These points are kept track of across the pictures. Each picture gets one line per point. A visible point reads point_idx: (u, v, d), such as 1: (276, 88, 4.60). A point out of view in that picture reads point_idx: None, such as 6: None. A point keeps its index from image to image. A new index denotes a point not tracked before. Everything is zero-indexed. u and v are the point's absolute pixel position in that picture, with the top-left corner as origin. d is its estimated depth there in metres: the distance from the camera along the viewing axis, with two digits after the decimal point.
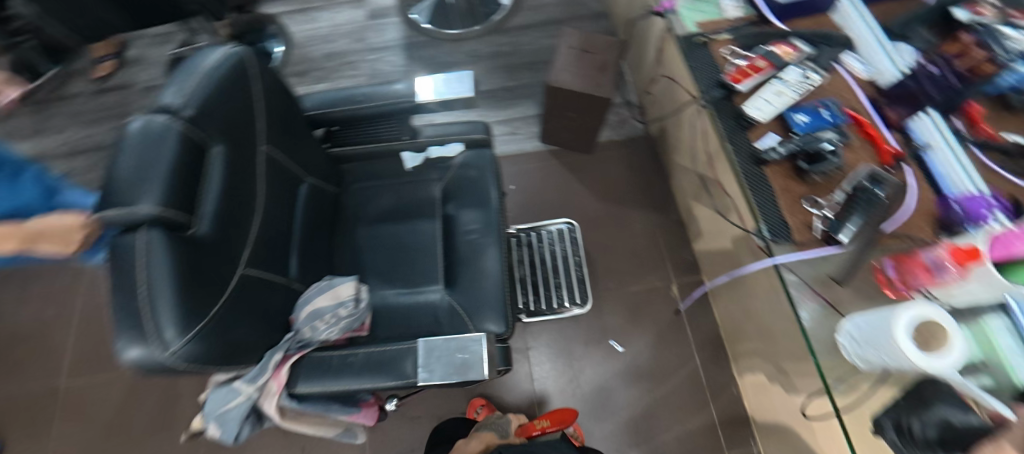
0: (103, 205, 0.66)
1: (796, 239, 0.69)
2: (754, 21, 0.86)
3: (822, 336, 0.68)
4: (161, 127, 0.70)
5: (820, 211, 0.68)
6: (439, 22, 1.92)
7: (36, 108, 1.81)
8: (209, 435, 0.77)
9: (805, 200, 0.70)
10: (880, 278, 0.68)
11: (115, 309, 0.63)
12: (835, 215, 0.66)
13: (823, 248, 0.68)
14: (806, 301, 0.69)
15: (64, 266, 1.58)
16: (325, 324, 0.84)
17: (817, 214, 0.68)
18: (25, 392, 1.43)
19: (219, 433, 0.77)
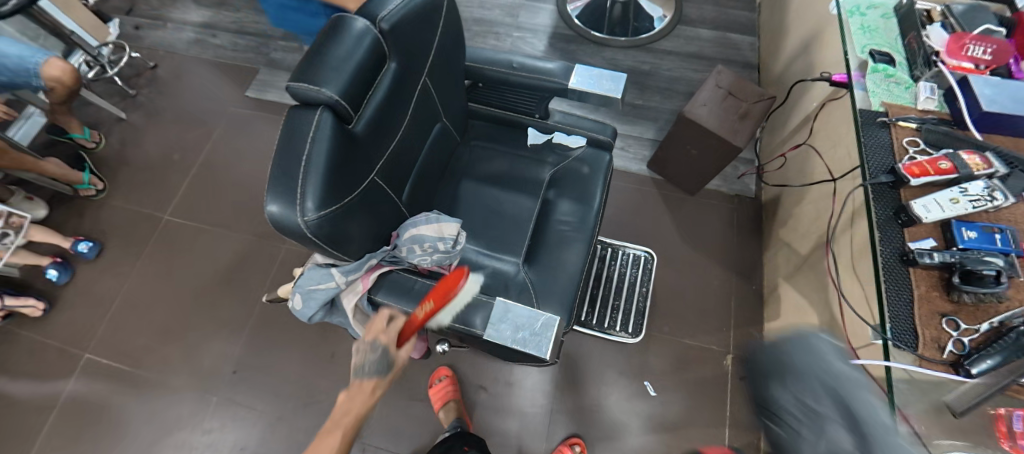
0: (295, 78, 0.74)
1: (921, 352, 0.65)
2: (948, 120, 0.80)
3: None
4: (363, 31, 0.78)
5: (955, 333, 0.65)
6: (591, 23, 1.90)
7: None
8: (290, 305, 0.84)
9: (943, 317, 0.66)
10: (1001, 429, 0.65)
11: (274, 168, 0.71)
12: (970, 343, 0.64)
13: (944, 371, 0.64)
14: (907, 419, 0.64)
15: (190, 120, 1.72)
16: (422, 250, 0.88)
17: (951, 336, 0.65)
18: (129, 214, 1.60)
19: (299, 308, 0.84)
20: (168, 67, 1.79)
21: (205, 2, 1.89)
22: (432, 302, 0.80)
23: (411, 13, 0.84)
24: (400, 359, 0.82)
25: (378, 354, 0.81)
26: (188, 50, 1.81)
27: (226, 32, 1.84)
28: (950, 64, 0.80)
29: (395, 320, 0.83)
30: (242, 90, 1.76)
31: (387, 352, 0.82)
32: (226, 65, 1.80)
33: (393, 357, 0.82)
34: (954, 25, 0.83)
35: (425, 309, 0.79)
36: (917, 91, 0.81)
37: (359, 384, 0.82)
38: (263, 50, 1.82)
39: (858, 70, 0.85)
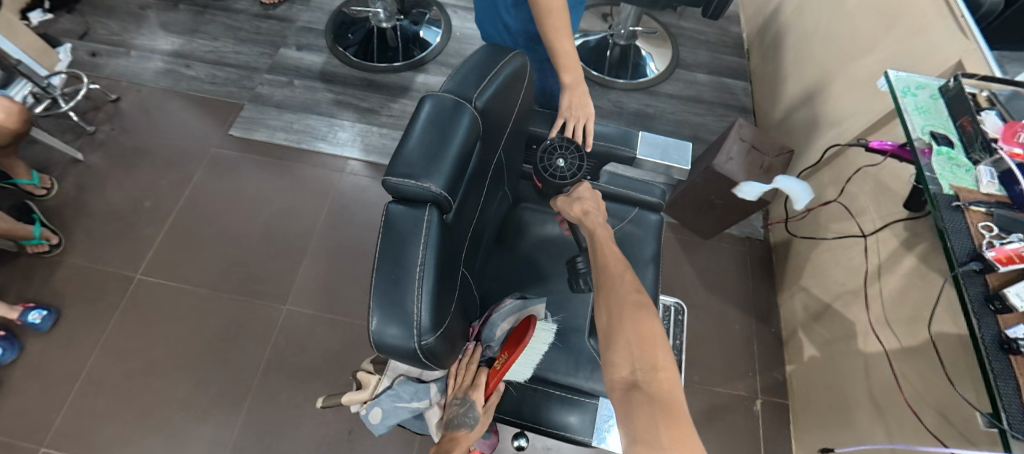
0: (392, 171, 0.68)
1: None
2: (1008, 203, 0.84)
3: None
4: (458, 114, 0.72)
5: None
6: (592, 63, 1.90)
7: (195, 10, 1.78)
8: (368, 422, 0.79)
9: None
10: None
11: (379, 276, 0.63)
12: None
13: None
14: None
15: (165, 162, 1.51)
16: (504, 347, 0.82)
17: None
18: (91, 272, 1.35)
19: (376, 421, 0.80)
20: (133, 101, 1.59)
21: (176, 28, 1.73)
22: (508, 351, 0.75)
23: (499, 90, 0.78)
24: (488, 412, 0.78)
25: (470, 408, 0.77)
26: (157, 81, 1.62)
27: (206, 65, 1.67)
28: (1006, 151, 0.85)
29: (480, 374, 0.79)
30: (224, 128, 1.58)
31: (476, 407, 0.77)
32: (206, 100, 1.61)
33: (480, 411, 0.77)
34: (1003, 112, 0.89)
35: (502, 360, 0.75)
36: (979, 174, 0.86)
37: (450, 438, 0.77)
38: (247, 83, 1.65)
39: (923, 150, 0.91)
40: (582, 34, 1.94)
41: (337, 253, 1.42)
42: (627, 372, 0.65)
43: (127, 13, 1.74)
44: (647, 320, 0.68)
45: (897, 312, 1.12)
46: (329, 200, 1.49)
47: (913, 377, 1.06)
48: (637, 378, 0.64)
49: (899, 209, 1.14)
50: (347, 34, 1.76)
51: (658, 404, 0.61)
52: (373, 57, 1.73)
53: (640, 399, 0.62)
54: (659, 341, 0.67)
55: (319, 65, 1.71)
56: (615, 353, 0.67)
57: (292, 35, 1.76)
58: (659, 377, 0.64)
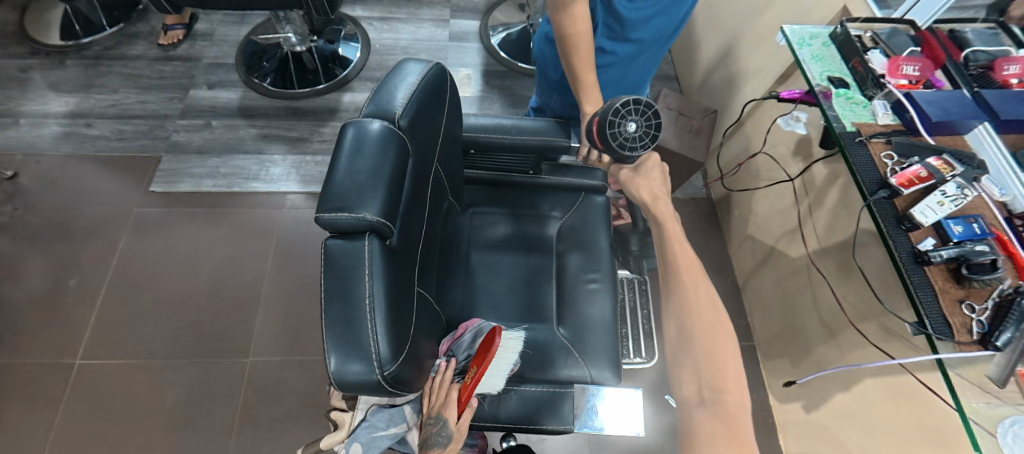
0: (324, 206, 0.67)
1: (958, 338, 0.75)
2: (903, 130, 0.92)
3: (985, 414, 0.75)
4: (382, 139, 0.72)
5: (976, 315, 0.76)
6: (517, 55, 1.84)
7: (86, 64, 1.64)
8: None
9: (963, 304, 0.77)
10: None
11: (330, 315, 0.63)
12: (990, 321, 0.75)
13: (978, 350, 0.75)
14: (973, 397, 0.75)
15: (85, 232, 1.40)
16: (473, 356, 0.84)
17: (973, 318, 0.76)
18: (22, 366, 1.24)
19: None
20: (34, 173, 1.46)
21: (67, 87, 1.59)
22: (478, 363, 0.76)
23: (421, 105, 0.78)
24: (461, 428, 0.78)
25: (443, 426, 0.78)
26: (57, 147, 1.50)
27: (111, 121, 1.56)
28: (894, 84, 0.94)
29: (452, 388, 0.80)
30: (144, 186, 1.48)
31: (450, 424, 0.78)
32: (118, 159, 1.51)
33: (454, 427, 0.78)
34: (886, 49, 0.99)
35: (472, 374, 0.76)
36: (874, 108, 0.95)
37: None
38: (161, 133, 1.56)
39: (823, 93, 0.98)
40: (502, 28, 1.88)
41: (295, 291, 1.38)
42: (694, 389, 0.71)
43: (6, 79, 1.59)
44: (716, 330, 0.74)
45: (831, 244, 1.21)
46: (274, 239, 1.44)
47: (854, 300, 1.15)
48: (706, 396, 0.70)
49: (818, 150, 1.24)
50: (260, 63, 1.69)
51: (725, 414, 0.68)
52: (293, 83, 1.67)
53: (709, 417, 0.68)
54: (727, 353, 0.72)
55: (236, 101, 1.64)
56: (682, 370, 0.73)
57: (200, 74, 1.67)
58: (727, 398, 0.69)
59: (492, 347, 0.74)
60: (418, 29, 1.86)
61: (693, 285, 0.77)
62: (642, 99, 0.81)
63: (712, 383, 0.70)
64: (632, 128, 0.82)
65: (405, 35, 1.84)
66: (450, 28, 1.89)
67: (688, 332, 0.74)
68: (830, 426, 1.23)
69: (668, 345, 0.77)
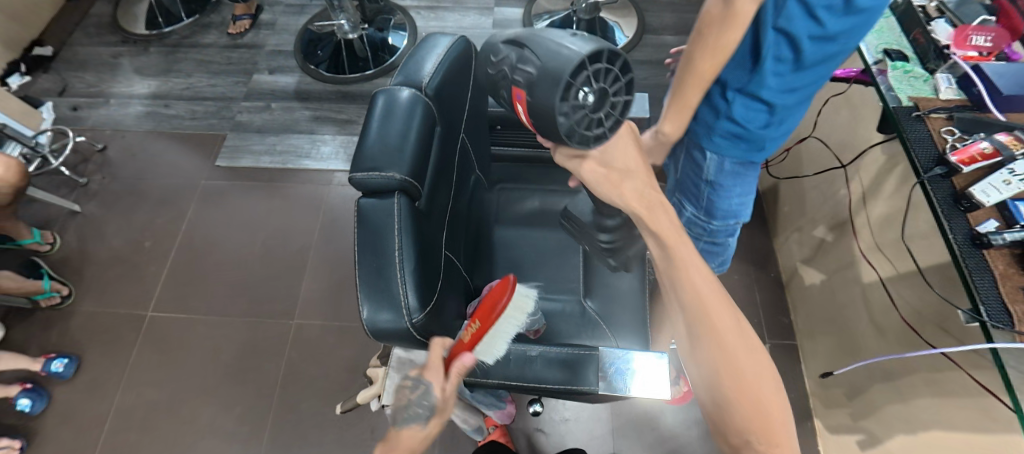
0: (357, 167, 0.71)
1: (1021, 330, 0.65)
2: (969, 106, 0.83)
3: None
4: (412, 104, 0.75)
5: None
6: None
7: (166, 51, 1.81)
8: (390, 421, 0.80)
9: None
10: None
11: (362, 267, 0.67)
12: None
13: None
14: None
15: (160, 201, 1.55)
16: None
17: None
18: (104, 316, 1.39)
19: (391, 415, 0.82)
20: (121, 147, 1.63)
21: (150, 71, 1.77)
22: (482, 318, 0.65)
23: (450, 74, 0.81)
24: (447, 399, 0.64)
25: (423, 393, 0.64)
26: (140, 125, 1.67)
27: (187, 102, 1.71)
28: (960, 55, 0.86)
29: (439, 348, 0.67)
30: (211, 161, 1.61)
31: (432, 392, 0.64)
32: (190, 136, 1.65)
33: (437, 398, 0.64)
34: (953, 19, 0.91)
35: (474, 328, 0.65)
36: (936, 82, 0.86)
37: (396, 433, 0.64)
38: (227, 113, 1.69)
39: (880, 69, 0.90)
40: (546, 16, 1.89)
41: (337, 263, 1.45)
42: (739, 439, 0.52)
43: (101, 64, 1.78)
44: (758, 363, 0.53)
45: (885, 235, 1.13)
46: (321, 213, 1.53)
47: (911, 294, 1.06)
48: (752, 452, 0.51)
49: (874, 134, 1.15)
50: (316, 51, 1.79)
51: None
52: (344, 69, 1.76)
53: None
54: (769, 385, 0.53)
55: (293, 85, 1.75)
56: (717, 417, 0.53)
57: (262, 60, 1.79)
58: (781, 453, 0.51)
59: (508, 291, 0.64)
60: (463, 18, 1.91)
61: (717, 305, 0.55)
62: (624, 57, 0.49)
63: (762, 434, 0.51)
64: (587, 99, 0.48)
65: (452, 23, 1.89)
66: (494, 16, 1.92)
67: (717, 368, 0.53)
68: (870, 424, 1.16)
69: (695, 386, 0.56)
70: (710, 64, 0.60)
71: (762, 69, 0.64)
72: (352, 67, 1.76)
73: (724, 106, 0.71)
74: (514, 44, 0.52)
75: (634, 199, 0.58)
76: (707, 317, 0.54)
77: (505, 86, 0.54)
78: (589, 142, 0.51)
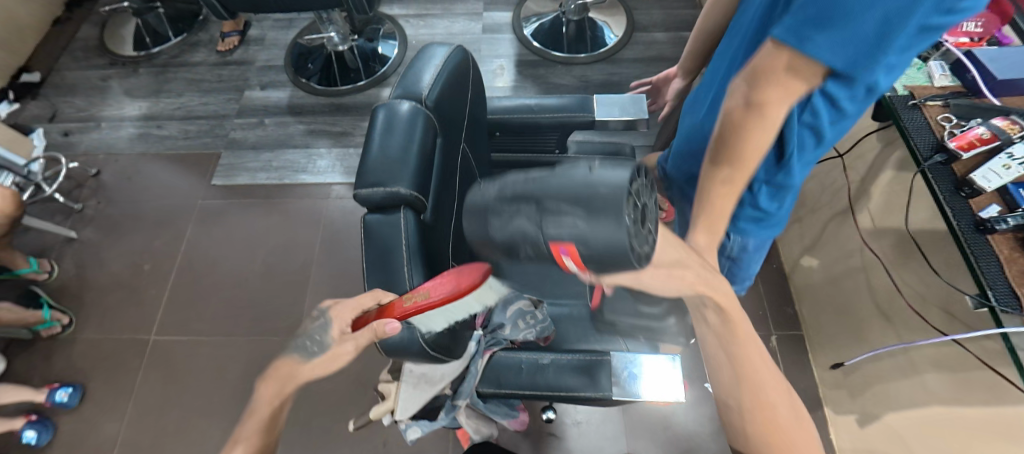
0: (361, 182, 0.70)
1: None
2: (964, 92, 0.83)
3: None
4: (412, 116, 0.74)
5: None
6: (550, 45, 1.84)
7: (155, 71, 1.80)
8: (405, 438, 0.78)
9: None
10: None
11: (371, 283, 0.67)
12: None
13: None
14: None
15: (157, 223, 1.54)
16: (524, 324, 0.82)
17: None
18: (106, 342, 1.37)
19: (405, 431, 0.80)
20: (115, 170, 1.62)
21: (140, 93, 1.75)
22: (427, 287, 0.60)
23: (449, 84, 0.80)
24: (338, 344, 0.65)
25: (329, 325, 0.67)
26: (132, 147, 1.65)
27: (179, 122, 1.70)
28: (953, 42, 0.86)
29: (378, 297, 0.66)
30: (207, 180, 1.60)
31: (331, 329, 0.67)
32: (185, 156, 1.64)
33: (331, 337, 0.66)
34: None
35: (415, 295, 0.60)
36: (930, 70, 0.86)
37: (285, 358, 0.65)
38: (220, 131, 1.68)
39: None
40: (535, 18, 1.89)
41: (339, 276, 1.45)
42: None
43: (90, 88, 1.77)
44: (782, 391, 0.55)
45: (886, 222, 1.14)
46: (321, 227, 1.52)
47: (915, 280, 1.06)
48: None
49: (870, 122, 1.16)
50: (307, 64, 1.79)
51: None
52: (336, 81, 1.76)
53: None
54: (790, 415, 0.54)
55: (285, 100, 1.74)
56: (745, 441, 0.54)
57: (253, 76, 1.78)
58: None
59: (466, 283, 0.55)
60: (452, 24, 1.91)
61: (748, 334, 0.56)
62: (645, 169, 0.47)
63: None
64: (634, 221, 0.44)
65: (441, 30, 1.89)
66: (484, 22, 1.92)
67: (748, 392, 0.54)
68: (879, 410, 1.17)
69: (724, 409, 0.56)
70: (744, 163, 0.57)
71: (789, 163, 0.62)
72: (344, 78, 1.76)
73: (748, 195, 0.70)
74: (522, 197, 0.47)
75: (691, 284, 0.53)
76: (736, 319, 0.55)
77: (528, 245, 0.47)
78: (648, 258, 0.46)
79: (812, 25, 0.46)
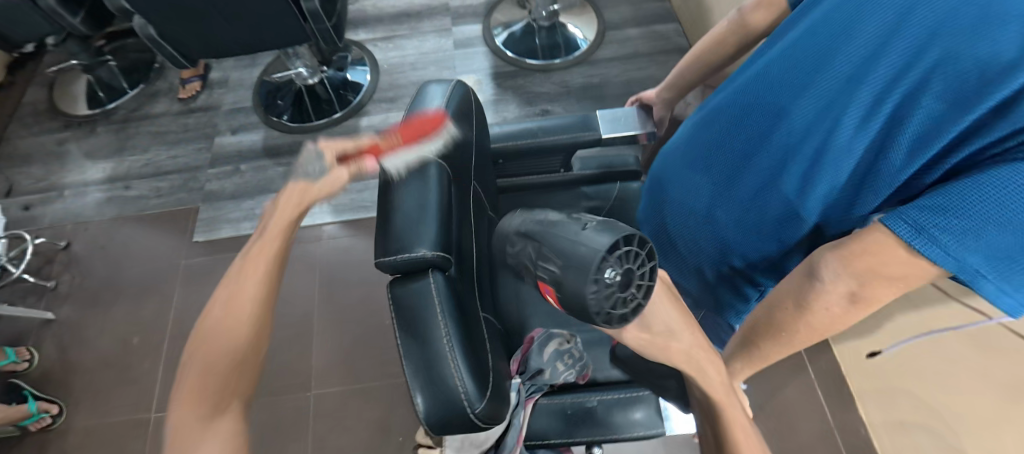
0: (383, 250, 0.69)
1: None
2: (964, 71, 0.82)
3: None
4: (425, 170, 0.72)
5: None
6: (524, 53, 1.81)
7: (115, 128, 1.69)
8: None
9: None
10: None
11: (410, 359, 0.63)
12: None
13: None
14: None
15: (140, 291, 1.45)
16: (564, 365, 0.81)
17: None
18: (104, 427, 1.28)
19: None
20: (86, 240, 1.51)
21: (102, 153, 1.65)
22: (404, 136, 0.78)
23: (456, 128, 0.78)
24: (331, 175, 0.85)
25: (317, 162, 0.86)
26: (102, 213, 1.55)
27: (149, 180, 1.60)
28: None
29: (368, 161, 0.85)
30: (188, 238, 1.52)
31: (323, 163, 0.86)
32: (160, 215, 1.55)
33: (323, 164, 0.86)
34: None
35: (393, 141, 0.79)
36: None
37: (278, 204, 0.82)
38: (195, 184, 1.59)
39: None
40: (505, 27, 1.85)
41: (345, 322, 1.39)
42: None
43: (46, 155, 1.65)
44: None
45: None
46: (317, 273, 1.46)
47: None
48: None
49: None
50: (276, 101, 1.71)
51: None
52: (311, 116, 1.69)
53: None
54: None
55: (259, 142, 1.66)
56: None
57: (222, 121, 1.70)
58: None
59: (435, 124, 0.76)
60: (422, 43, 1.85)
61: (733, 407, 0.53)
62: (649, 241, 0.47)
63: None
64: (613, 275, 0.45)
65: (412, 50, 1.84)
66: (454, 37, 1.87)
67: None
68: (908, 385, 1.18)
69: None
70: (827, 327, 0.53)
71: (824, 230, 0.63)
72: (319, 113, 1.69)
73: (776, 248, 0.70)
74: (529, 238, 0.55)
75: (674, 356, 0.52)
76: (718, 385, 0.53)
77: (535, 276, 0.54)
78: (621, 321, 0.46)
79: (960, 244, 0.40)
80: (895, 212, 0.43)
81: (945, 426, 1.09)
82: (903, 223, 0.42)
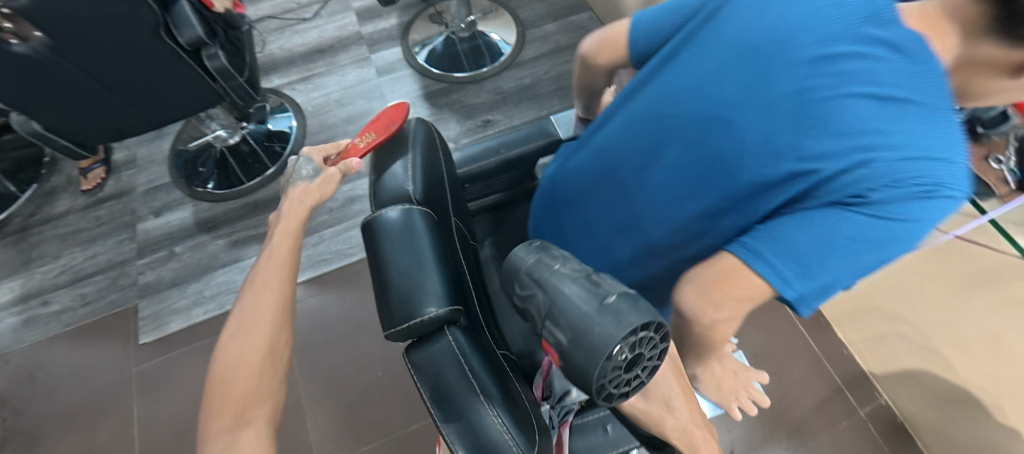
0: (389, 319, 0.63)
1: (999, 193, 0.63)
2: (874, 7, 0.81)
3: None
4: (407, 220, 0.67)
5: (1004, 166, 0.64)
6: (451, 67, 1.77)
7: (14, 240, 1.49)
8: None
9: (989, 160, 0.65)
10: None
11: (448, 427, 0.56)
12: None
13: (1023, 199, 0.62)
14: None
15: (89, 414, 1.28)
16: None
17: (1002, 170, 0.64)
18: None
19: None
20: (9, 375, 1.32)
21: (5, 272, 1.44)
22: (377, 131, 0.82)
23: (427, 167, 0.74)
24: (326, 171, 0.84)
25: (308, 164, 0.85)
26: (21, 339, 1.36)
27: (69, 289, 1.42)
28: None
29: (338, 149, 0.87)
30: (132, 342, 1.35)
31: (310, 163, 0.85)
32: (95, 323, 1.38)
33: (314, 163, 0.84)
34: None
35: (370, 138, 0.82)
36: None
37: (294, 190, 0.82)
38: (126, 281, 1.43)
39: None
40: (425, 45, 1.80)
41: (334, 386, 1.30)
42: None
43: None
44: None
45: None
46: None
47: None
48: None
49: None
50: (198, 169, 1.57)
51: None
52: (240, 177, 1.55)
53: None
54: None
55: (189, 218, 1.51)
56: None
57: (140, 205, 1.54)
58: None
59: (401, 116, 0.81)
60: (343, 77, 1.77)
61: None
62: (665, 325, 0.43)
63: None
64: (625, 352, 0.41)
65: (333, 87, 1.75)
66: (374, 64, 1.80)
67: None
68: None
69: None
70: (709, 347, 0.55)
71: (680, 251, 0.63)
72: (249, 172, 1.56)
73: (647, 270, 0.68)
74: (545, 277, 0.49)
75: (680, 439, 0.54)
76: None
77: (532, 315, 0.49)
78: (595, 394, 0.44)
79: (789, 270, 0.42)
80: (743, 244, 0.44)
81: (921, 334, 1.11)
82: (751, 252, 0.43)
